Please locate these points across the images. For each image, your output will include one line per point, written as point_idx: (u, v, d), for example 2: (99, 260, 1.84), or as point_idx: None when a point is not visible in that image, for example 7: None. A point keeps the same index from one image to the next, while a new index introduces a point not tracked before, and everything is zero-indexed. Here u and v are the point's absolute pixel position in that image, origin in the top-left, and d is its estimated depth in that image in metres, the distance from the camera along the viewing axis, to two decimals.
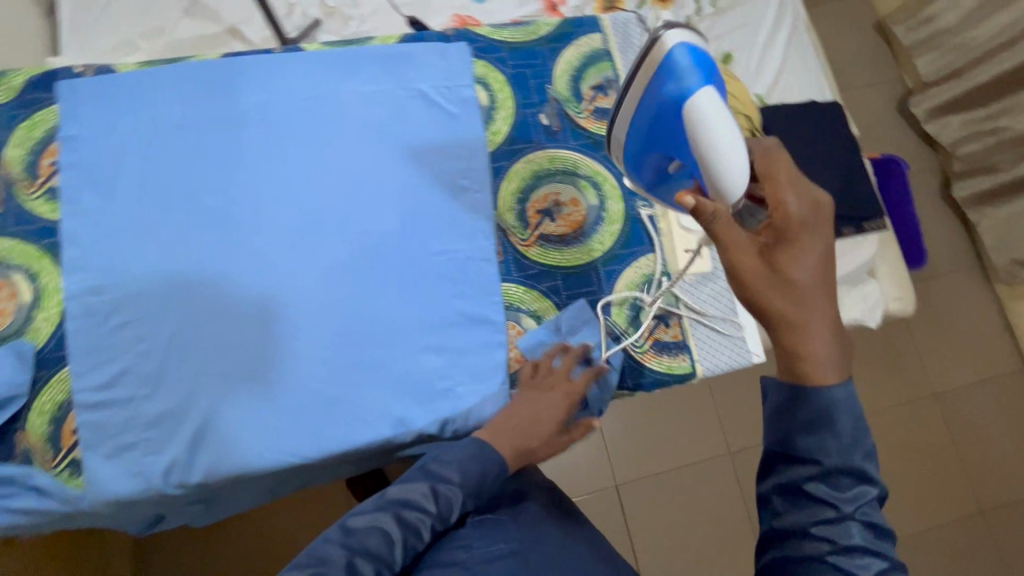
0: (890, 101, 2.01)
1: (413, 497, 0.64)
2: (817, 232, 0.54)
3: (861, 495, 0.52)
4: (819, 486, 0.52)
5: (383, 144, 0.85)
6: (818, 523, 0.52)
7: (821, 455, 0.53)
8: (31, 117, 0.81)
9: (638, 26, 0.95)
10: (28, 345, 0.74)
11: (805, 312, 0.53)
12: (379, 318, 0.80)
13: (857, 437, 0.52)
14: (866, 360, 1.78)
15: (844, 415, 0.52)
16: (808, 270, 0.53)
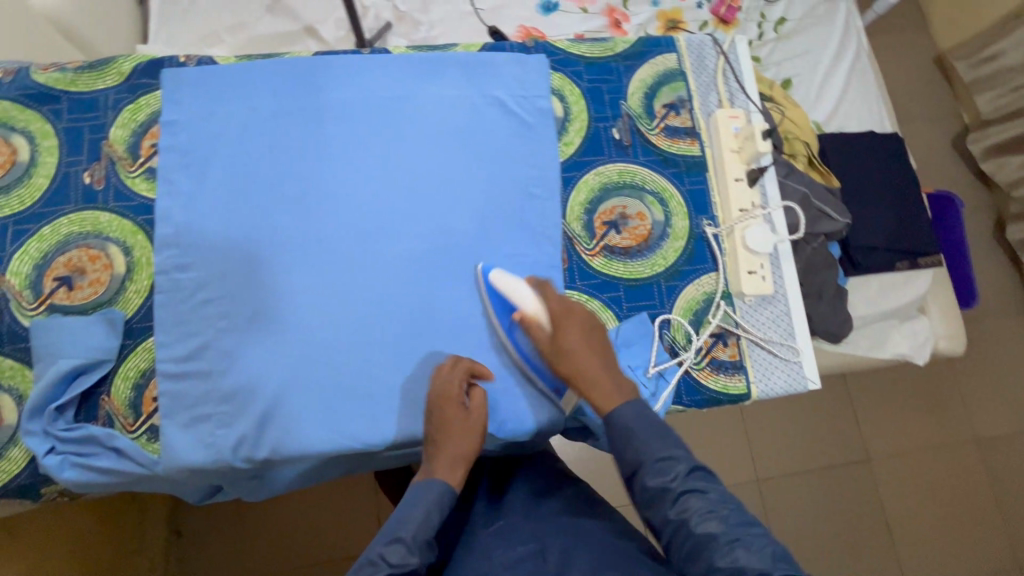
0: (946, 136, 1.98)
1: (369, 564, 0.67)
2: (574, 315, 0.79)
3: (678, 474, 0.70)
4: (653, 482, 0.70)
5: (459, 145, 0.88)
6: (670, 510, 0.69)
7: (638, 458, 0.72)
8: (137, 101, 0.86)
9: (713, 48, 0.97)
10: (119, 314, 0.79)
11: (580, 370, 0.76)
12: (442, 316, 0.83)
13: (657, 432, 0.73)
14: (903, 399, 1.74)
15: (643, 427, 0.73)
16: (578, 342, 0.77)
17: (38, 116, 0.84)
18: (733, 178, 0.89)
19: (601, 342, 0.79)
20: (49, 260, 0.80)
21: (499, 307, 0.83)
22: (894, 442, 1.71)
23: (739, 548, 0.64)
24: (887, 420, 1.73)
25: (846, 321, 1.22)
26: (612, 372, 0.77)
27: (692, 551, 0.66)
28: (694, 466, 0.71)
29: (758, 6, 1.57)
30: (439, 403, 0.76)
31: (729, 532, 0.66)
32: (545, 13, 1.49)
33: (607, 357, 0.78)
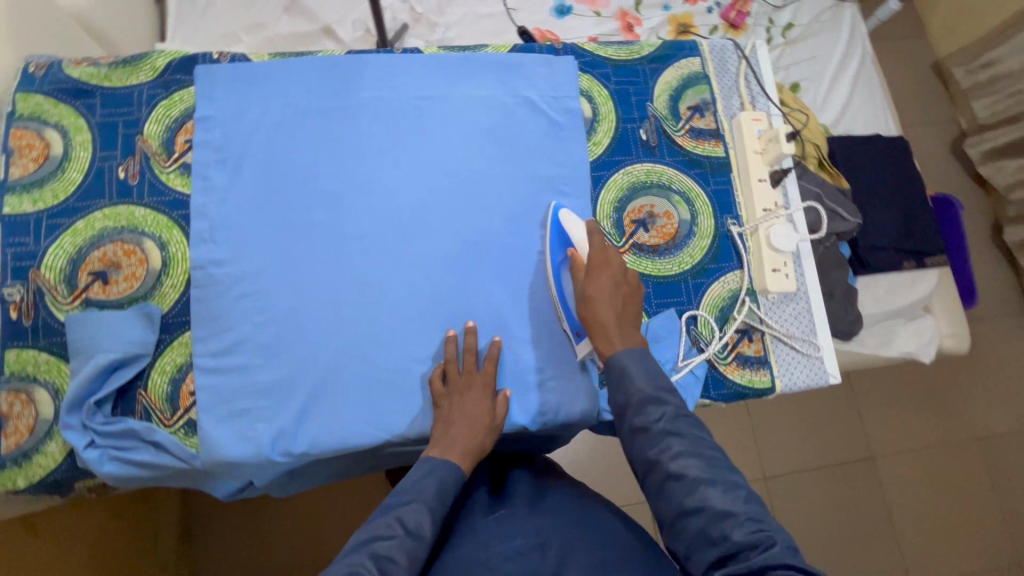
0: (944, 141, 2.03)
1: (382, 529, 0.66)
2: (610, 264, 0.79)
3: (662, 416, 0.71)
4: (637, 420, 0.72)
5: (491, 145, 0.90)
6: (650, 447, 0.69)
7: (626, 396, 0.73)
8: (170, 97, 0.87)
9: (736, 52, 0.99)
10: (155, 308, 0.79)
11: (596, 312, 0.76)
12: (475, 311, 0.85)
13: (649, 376, 0.74)
14: (905, 398, 1.78)
15: (638, 370, 0.74)
16: (604, 287, 0.77)
17: (71, 110, 0.84)
18: (756, 178, 0.92)
19: (630, 301, 0.78)
20: (84, 255, 0.80)
21: (557, 241, 0.85)
22: (896, 440, 1.75)
23: (709, 488, 0.65)
24: (889, 418, 1.76)
25: (857, 320, 1.25)
26: (624, 328, 0.76)
27: (666, 489, 0.68)
28: (680, 410, 0.72)
29: (766, 11, 1.61)
30: (449, 393, 0.78)
31: (703, 474, 0.66)
32: (559, 16, 1.50)
33: (626, 314, 0.77)
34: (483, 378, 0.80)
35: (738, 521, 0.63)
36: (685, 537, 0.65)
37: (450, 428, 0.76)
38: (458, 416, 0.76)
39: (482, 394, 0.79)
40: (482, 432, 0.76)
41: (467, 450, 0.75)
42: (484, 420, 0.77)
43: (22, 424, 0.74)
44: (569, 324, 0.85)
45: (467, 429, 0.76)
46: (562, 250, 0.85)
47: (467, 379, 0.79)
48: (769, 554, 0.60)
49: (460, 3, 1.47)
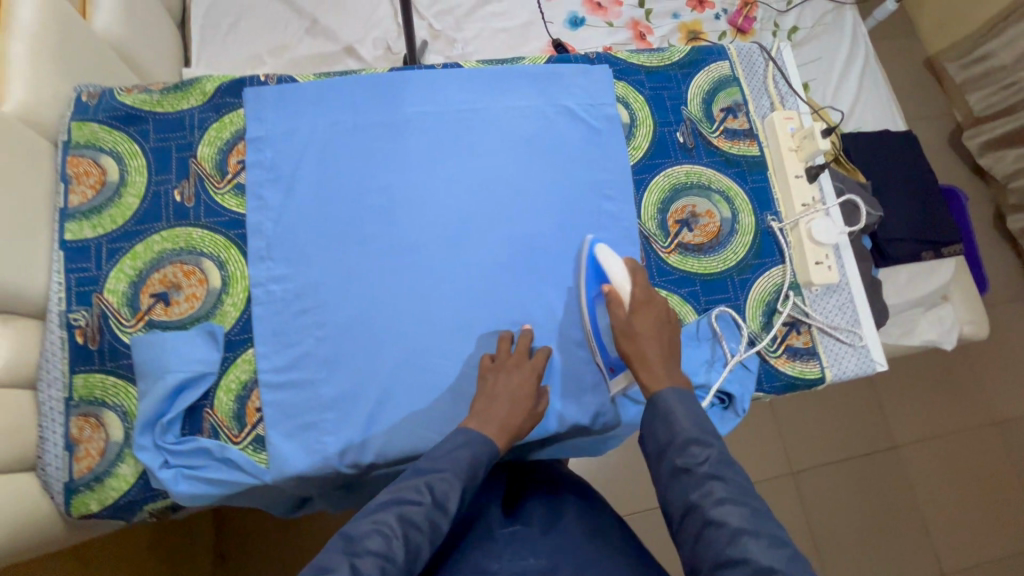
0: (942, 134, 2.08)
1: (409, 495, 0.63)
2: (654, 301, 0.78)
3: (707, 459, 0.64)
4: (678, 460, 0.65)
5: (535, 153, 0.92)
6: (690, 491, 0.62)
7: (670, 434, 0.67)
8: (221, 120, 0.88)
9: (762, 54, 1.03)
10: (218, 327, 0.80)
11: (640, 349, 0.74)
12: (530, 314, 0.86)
13: (695, 418, 0.68)
14: (924, 387, 1.81)
15: (683, 411, 0.68)
16: (647, 323, 0.76)
17: (125, 136, 0.86)
18: (793, 175, 0.94)
19: (672, 337, 0.77)
20: (145, 277, 0.81)
21: (592, 275, 0.84)
22: (919, 429, 1.77)
23: (750, 539, 0.57)
24: (910, 409, 1.78)
25: (883, 309, 1.29)
26: (671, 366, 0.74)
27: (703, 538, 0.59)
28: (726, 456, 0.65)
29: (771, 16, 1.65)
30: (495, 370, 0.79)
31: (744, 522, 0.58)
32: (573, 28, 1.54)
33: (670, 351, 0.75)
34: (532, 364, 0.80)
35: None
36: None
37: (491, 405, 0.75)
38: (501, 391, 0.77)
39: (528, 377, 0.79)
40: (524, 413, 0.76)
41: (506, 425, 0.74)
42: (525, 403, 0.77)
43: (92, 447, 0.74)
44: (602, 358, 0.84)
45: (509, 401, 0.76)
46: (597, 284, 0.84)
47: (515, 360, 0.80)
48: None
49: (476, 19, 1.50)
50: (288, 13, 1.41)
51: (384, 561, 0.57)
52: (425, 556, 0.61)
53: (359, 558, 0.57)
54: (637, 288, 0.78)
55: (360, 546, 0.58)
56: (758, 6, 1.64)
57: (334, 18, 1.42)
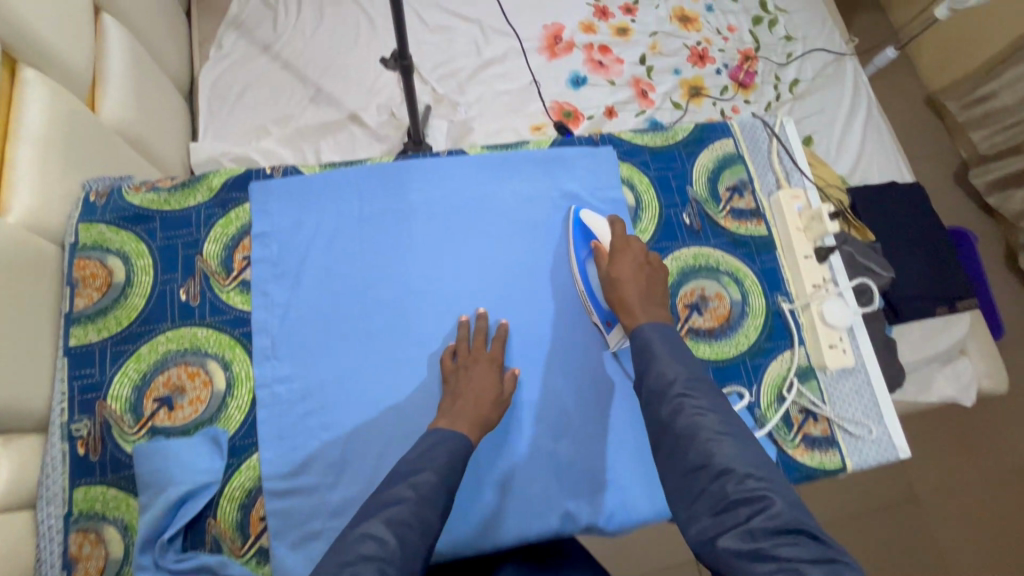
0: (945, 171, 2.01)
1: (393, 496, 0.65)
2: (633, 247, 0.86)
3: (678, 379, 0.71)
4: (652, 381, 0.72)
5: (540, 240, 0.93)
6: (663, 408, 0.69)
7: (645, 366, 0.74)
8: (227, 215, 0.89)
9: (766, 129, 1.03)
10: (222, 432, 0.78)
11: (622, 294, 0.81)
12: (539, 408, 0.85)
13: (671, 347, 0.75)
14: (943, 433, 1.72)
15: (657, 341, 0.76)
16: (626, 269, 0.84)
17: (132, 236, 0.86)
18: (802, 256, 0.93)
19: (653, 281, 0.83)
20: (149, 380, 0.80)
21: (579, 238, 0.91)
22: (940, 478, 1.68)
23: (715, 444, 0.64)
24: (936, 462, 1.69)
25: (899, 369, 1.24)
26: (650, 307, 0.80)
27: (676, 446, 0.66)
28: (695, 376, 0.72)
29: (771, 69, 1.66)
30: (458, 369, 0.82)
31: (712, 431, 0.65)
32: (575, 87, 1.54)
33: (651, 294, 0.82)
34: (489, 355, 0.83)
35: (736, 477, 0.61)
36: (688, 495, 0.63)
37: (459, 400, 0.78)
38: (469, 384, 0.80)
39: (489, 366, 0.82)
40: (487, 405, 0.79)
41: (476, 422, 0.77)
42: (491, 392, 0.80)
43: (92, 565, 0.72)
44: (597, 317, 0.88)
45: (473, 399, 0.78)
46: (587, 246, 0.90)
47: (474, 355, 0.82)
48: (769, 514, 0.57)
49: (478, 82, 1.51)
50: (293, 81, 1.42)
51: (382, 562, 0.58)
52: (422, 545, 0.62)
53: (355, 565, 0.57)
54: (615, 239, 0.86)
55: (353, 554, 0.58)
56: (758, 61, 1.65)
57: (338, 86, 1.43)
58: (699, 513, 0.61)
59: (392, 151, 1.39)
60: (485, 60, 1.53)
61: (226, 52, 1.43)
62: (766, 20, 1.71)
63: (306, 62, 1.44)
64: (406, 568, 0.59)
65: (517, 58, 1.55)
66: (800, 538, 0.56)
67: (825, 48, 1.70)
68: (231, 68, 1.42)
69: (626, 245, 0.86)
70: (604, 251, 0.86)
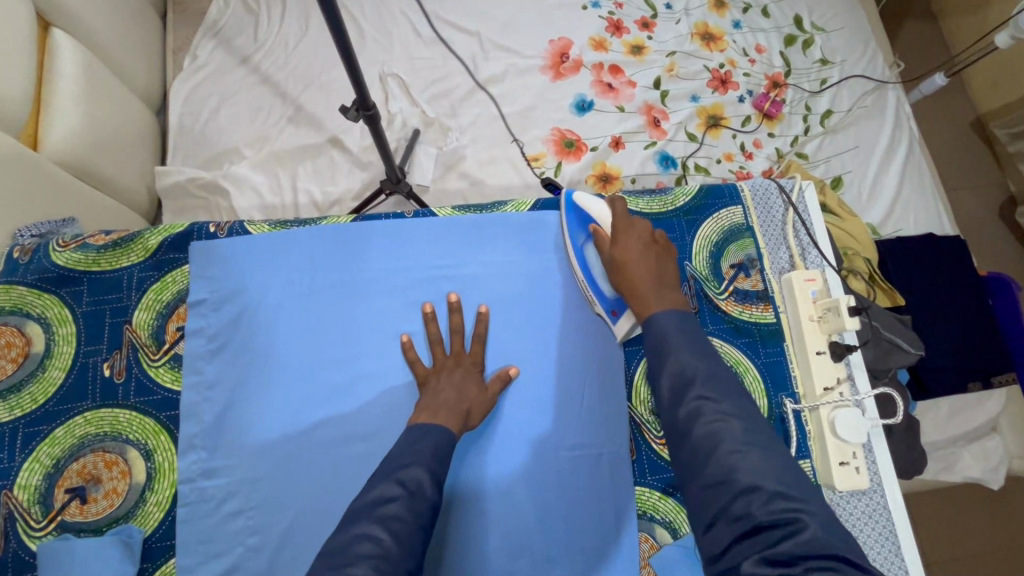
0: (991, 204, 1.67)
1: (383, 493, 0.58)
2: (637, 225, 0.77)
3: (697, 377, 0.61)
4: (669, 380, 0.62)
5: (513, 318, 0.83)
6: (679, 410, 0.60)
7: (660, 361, 0.64)
8: (163, 278, 0.80)
9: (780, 196, 0.90)
10: (136, 533, 0.70)
11: (629, 276, 0.72)
12: (497, 524, 0.74)
13: (687, 338, 0.65)
14: (968, 496, 1.39)
15: (672, 331, 0.66)
16: (632, 248, 0.74)
17: (55, 300, 0.78)
18: (814, 351, 0.80)
19: (663, 261, 0.74)
20: (61, 468, 0.72)
21: (574, 225, 0.83)
22: (957, 549, 1.35)
23: (737, 457, 0.55)
24: (995, 555, 1.36)
25: (922, 455, 1.03)
26: (662, 288, 0.71)
27: (693, 458, 0.57)
28: (715, 372, 0.62)
29: (802, 98, 1.48)
30: (436, 372, 0.76)
31: (735, 441, 0.56)
32: (579, 113, 1.40)
33: (662, 274, 0.73)
34: (472, 358, 0.78)
35: (763, 499, 0.52)
36: (706, 513, 0.54)
37: (439, 394, 0.73)
38: (446, 385, 0.74)
39: (471, 371, 0.77)
40: (472, 403, 0.73)
41: (457, 413, 0.71)
42: (475, 392, 0.75)
43: None
44: (602, 306, 0.81)
45: (456, 393, 0.73)
46: (584, 230, 0.83)
47: (454, 359, 0.77)
48: (800, 541, 0.48)
49: (472, 104, 1.39)
50: (271, 98, 1.31)
51: (380, 560, 0.53)
52: (420, 541, 0.57)
53: (352, 567, 0.51)
54: (617, 216, 0.78)
55: (348, 555, 0.53)
56: (787, 88, 1.48)
57: (319, 104, 1.30)
58: (718, 536, 0.53)
59: (374, 180, 1.26)
60: (482, 79, 1.40)
61: (201, 63, 1.33)
62: (801, 41, 1.54)
63: (286, 75, 1.32)
64: (406, 564, 0.54)
65: (518, 77, 1.42)
66: (835, 565, 0.47)
67: (865, 75, 1.52)
68: (205, 81, 1.31)
69: (629, 222, 0.77)
70: (602, 231, 0.79)
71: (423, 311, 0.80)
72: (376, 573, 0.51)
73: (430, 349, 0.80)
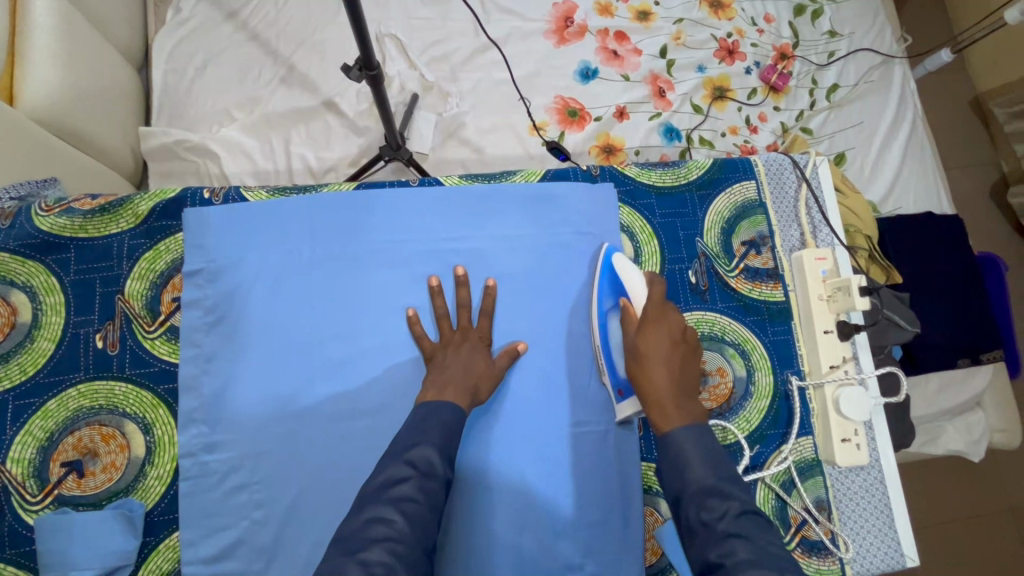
0: (982, 184, 1.67)
1: (393, 475, 0.57)
2: (670, 317, 0.71)
3: (726, 512, 0.56)
4: (697, 515, 0.57)
5: (521, 293, 0.81)
6: (707, 549, 0.54)
7: (682, 486, 0.60)
8: (155, 247, 0.76)
9: (794, 171, 0.89)
10: (138, 507, 0.69)
11: (647, 376, 0.67)
12: (503, 498, 0.74)
13: (710, 462, 0.61)
14: (944, 465, 1.44)
15: (693, 454, 0.61)
16: (659, 345, 0.69)
17: (41, 267, 0.74)
18: (821, 330, 0.80)
19: (687, 363, 0.69)
20: (56, 441, 0.70)
21: (607, 286, 0.78)
22: (930, 515, 1.41)
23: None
24: (966, 521, 1.41)
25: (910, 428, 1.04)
26: (683, 398, 0.66)
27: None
28: (749, 509, 0.57)
29: (809, 70, 1.45)
30: (442, 347, 0.75)
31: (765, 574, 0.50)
32: (583, 81, 1.35)
33: (683, 380, 0.68)
34: (479, 333, 0.77)
35: None
36: None
37: (445, 370, 0.72)
38: (453, 361, 0.73)
39: (478, 347, 0.75)
40: (479, 378, 0.72)
41: (465, 390, 0.70)
42: (482, 368, 0.73)
43: None
44: (610, 381, 0.76)
45: (463, 369, 0.72)
46: (613, 297, 0.78)
47: (461, 335, 0.76)
48: None
49: (473, 68, 1.33)
50: (262, 56, 1.24)
51: (395, 543, 0.52)
52: (432, 520, 0.57)
53: (366, 550, 0.51)
54: (651, 302, 0.71)
55: (359, 540, 0.52)
56: (795, 60, 1.45)
57: (313, 65, 1.24)
58: None
59: (371, 146, 1.22)
60: (484, 42, 1.34)
61: (186, 17, 1.24)
62: (811, 10, 1.50)
63: (277, 33, 1.25)
64: (419, 545, 0.54)
65: (520, 41, 1.36)
66: None
67: (873, 49, 1.49)
68: (190, 36, 1.23)
69: (662, 311, 0.71)
70: (631, 313, 0.73)
71: (429, 284, 0.78)
72: (390, 556, 0.51)
73: (435, 325, 0.78)
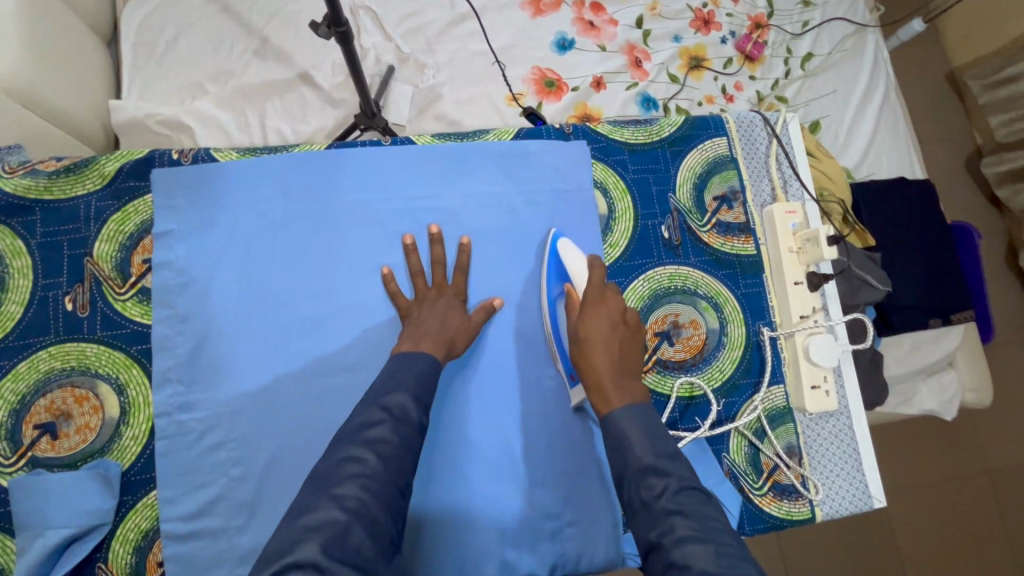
0: (955, 155, 1.70)
1: (368, 419, 0.58)
2: (610, 300, 0.71)
3: (666, 488, 0.54)
4: (637, 495, 0.55)
5: (496, 249, 0.81)
6: (650, 527, 0.52)
7: (623, 466, 0.58)
8: (124, 209, 0.76)
9: (764, 128, 0.90)
10: (114, 466, 0.69)
11: (588, 357, 0.67)
12: (480, 449, 0.75)
13: (650, 438, 0.59)
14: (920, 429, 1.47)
15: (633, 429, 0.60)
16: (599, 327, 0.69)
17: (6, 230, 0.73)
18: (791, 281, 0.82)
19: (628, 345, 0.69)
20: (28, 404, 0.69)
21: (554, 273, 0.79)
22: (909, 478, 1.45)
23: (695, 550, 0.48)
24: (942, 482, 1.45)
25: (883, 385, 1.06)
26: (623, 377, 0.65)
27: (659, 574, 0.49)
28: (690, 483, 0.55)
29: (784, 40, 1.47)
30: (418, 303, 0.75)
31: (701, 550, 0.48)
32: (560, 52, 1.35)
33: (624, 361, 0.67)
34: (454, 289, 0.77)
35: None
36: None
37: (421, 324, 0.72)
38: (428, 316, 0.73)
39: (453, 303, 0.76)
40: (455, 332, 0.73)
41: (440, 342, 0.70)
42: (457, 323, 0.74)
43: None
44: (563, 367, 0.76)
45: (439, 323, 0.72)
46: (559, 284, 0.78)
47: (437, 290, 0.76)
48: None
49: (449, 39, 1.33)
50: (235, 30, 1.22)
51: (368, 480, 0.53)
52: (408, 462, 0.57)
53: (339, 487, 0.51)
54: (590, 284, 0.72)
55: (333, 477, 0.53)
56: (770, 29, 1.46)
57: (287, 37, 1.22)
58: None
59: (347, 118, 1.21)
60: (459, 13, 1.33)
61: None
62: None
63: (249, 5, 1.23)
64: (393, 484, 0.54)
65: (497, 12, 1.35)
66: None
67: (846, 19, 1.51)
68: (160, 8, 1.21)
69: (602, 292, 0.72)
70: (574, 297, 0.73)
71: (403, 242, 0.78)
72: (363, 492, 0.52)
73: (411, 283, 0.79)
